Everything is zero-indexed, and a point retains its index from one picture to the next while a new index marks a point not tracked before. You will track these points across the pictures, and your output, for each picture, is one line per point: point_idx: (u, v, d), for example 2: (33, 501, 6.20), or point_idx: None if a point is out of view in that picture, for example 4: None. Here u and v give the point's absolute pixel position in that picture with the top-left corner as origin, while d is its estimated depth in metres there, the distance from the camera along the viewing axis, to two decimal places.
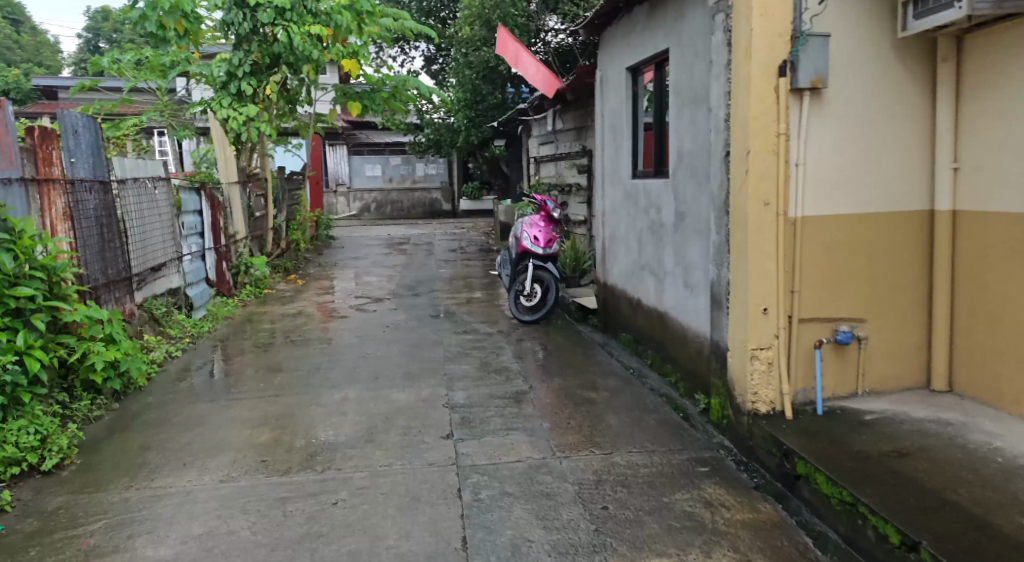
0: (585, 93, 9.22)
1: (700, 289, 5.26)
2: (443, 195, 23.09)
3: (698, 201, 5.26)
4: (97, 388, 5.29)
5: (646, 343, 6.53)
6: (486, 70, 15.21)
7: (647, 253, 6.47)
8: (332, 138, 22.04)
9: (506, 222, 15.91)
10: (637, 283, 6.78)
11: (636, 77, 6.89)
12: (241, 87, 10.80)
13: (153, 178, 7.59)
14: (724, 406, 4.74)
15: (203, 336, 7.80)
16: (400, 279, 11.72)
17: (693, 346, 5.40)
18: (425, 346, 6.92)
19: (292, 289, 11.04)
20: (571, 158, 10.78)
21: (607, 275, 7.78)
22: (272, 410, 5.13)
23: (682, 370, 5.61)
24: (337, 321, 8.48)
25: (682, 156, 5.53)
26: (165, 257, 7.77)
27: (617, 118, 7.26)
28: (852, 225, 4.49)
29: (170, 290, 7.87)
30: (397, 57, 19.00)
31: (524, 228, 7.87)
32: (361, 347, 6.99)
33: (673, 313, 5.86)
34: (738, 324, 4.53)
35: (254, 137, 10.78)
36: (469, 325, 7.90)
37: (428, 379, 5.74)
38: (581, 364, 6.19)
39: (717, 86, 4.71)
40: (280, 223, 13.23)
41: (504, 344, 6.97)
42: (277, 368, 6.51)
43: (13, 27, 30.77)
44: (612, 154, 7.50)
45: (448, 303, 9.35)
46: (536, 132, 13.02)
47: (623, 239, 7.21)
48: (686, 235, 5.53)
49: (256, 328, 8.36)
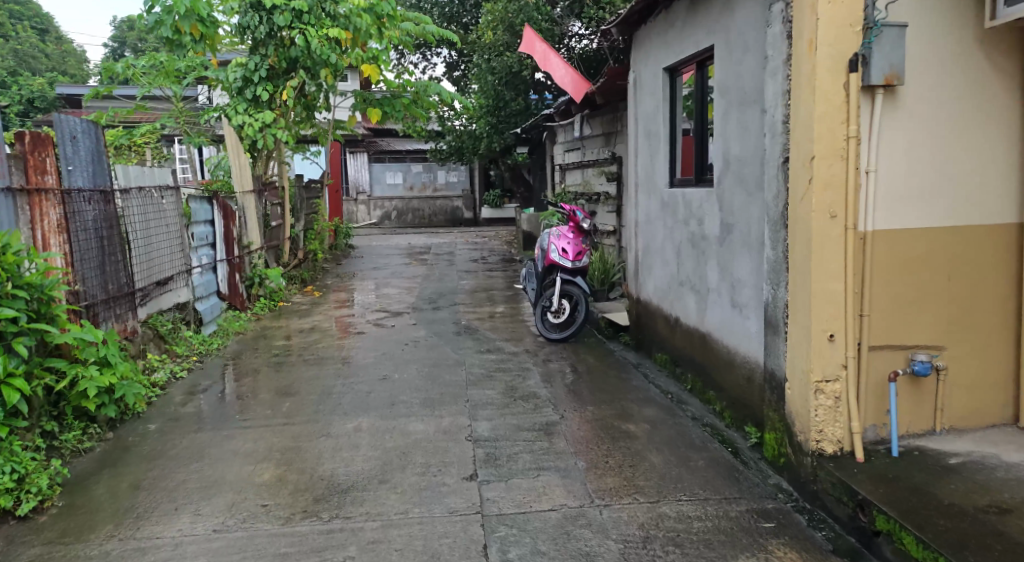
0: (616, 97, 8.73)
1: (751, 309, 4.75)
2: (464, 203, 22.64)
3: (748, 213, 4.76)
4: (90, 416, 4.87)
5: (686, 365, 6.06)
6: (509, 75, 14.76)
7: (687, 268, 5.97)
8: (352, 145, 21.71)
9: (529, 231, 15.45)
10: (675, 300, 6.28)
11: (673, 78, 6.40)
12: (257, 92, 10.41)
13: (161, 187, 7.17)
14: (782, 441, 4.24)
15: (212, 353, 7.38)
16: (420, 291, 11.28)
17: (742, 372, 4.89)
18: (446, 367, 6.45)
19: (308, 302, 10.64)
20: (600, 165, 10.29)
21: (640, 290, 7.29)
22: (278, 441, 4.69)
23: (729, 398, 5.11)
24: (354, 338, 8.03)
25: (728, 163, 5.04)
26: (172, 269, 7.35)
27: (652, 121, 6.77)
28: (930, 240, 3.97)
29: (178, 305, 7.45)
30: (419, 63, 18.63)
31: (552, 240, 7.39)
32: (378, 368, 6.54)
33: (718, 334, 5.36)
34: (799, 352, 4.01)
35: (269, 144, 10.38)
36: (493, 343, 7.42)
37: (450, 406, 5.27)
38: (615, 389, 5.70)
39: (773, 84, 4.21)
40: (297, 232, 12.84)
41: (531, 365, 6.49)
42: (287, 391, 6.07)
43: (40, 36, 30.76)
44: (646, 161, 7.00)
45: (470, 318, 8.88)
46: (562, 139, 12.56)
47: (659, 252, 6.72)
48: (733, 250, 5.02)
49: (268, 345, 7.93)
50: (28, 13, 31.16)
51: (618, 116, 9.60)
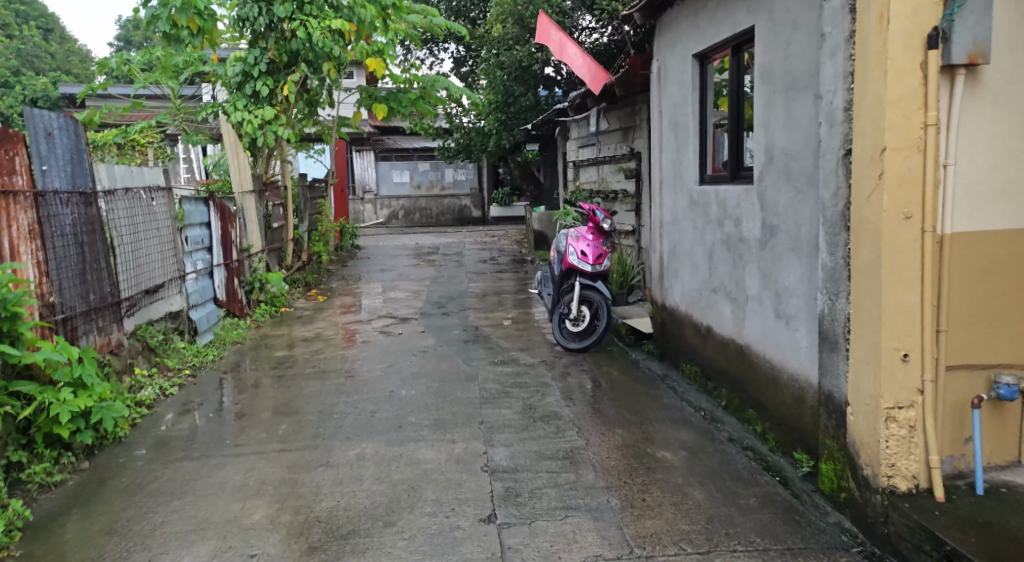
0: (636, 89, 8.21)
1: (801, 320, 4.27)
2: (473, 202, 22.16)
3: (799, 213, 4.27)
4: (63, 444, 4.40)
5: (720, 380, 5.57)
6: (518, 70, 14.23)
7: (722, 273, 5.48)
8: (358, 143, 21.24)
9: (541, 230, 14.94)
10: (707, 308, 5.78)
11: (704, 65, 5.90)
12: (257, 88, 9.91)
13: (150, 188, 6.65)
14: (842, 473, 3.74)
15: (206, 366, 6.88)
16: (428, 295, 10.78)
17: (791, 390, 4.40)
18: (457, 381, 5.95)
19: (312, 307, 10.16)
20: (617, 161, 9.76)
21: (665, 296, 6.79)
22: (272, 472, 4.21)
23: (774, 419, 4.61)
24: (359, 347, 7.55)
25: (773, 157, 4.55)
26: (164, 276, 6.82)
27: (679, 113, 6.26)
28: (1015, 244, 3.46)
29: (170, 314, 6.94)
30: (426, 59, 18.12)
31: (570, 242, 6.92)
32: (384, 382, 6.04)
33: (759, 347, 4.88)
34: (866, 373, 3.50)
35: (270, 142, 9.89)
36: (507, 352, 6.92)
37: (464, 429, 4.77)
38: (644, 406, 5.19)
39: (831, 67, 3.71)
40: (301, 233, 12.35)
41: (548, 380, 5.98)
42: (285, 409, 5.58)
43: (43, 36, 30.27)
44: (671, 157, 6.50)
45: (482, 324, 8.38)
46: (575, 135, 12.03)
47: (687, 255, 6.22)
48: (778, 255, 4.54)
49: (267, 355, 7.44)
50: (33, 14, 30.80)
51: (637, 109, 9.07)
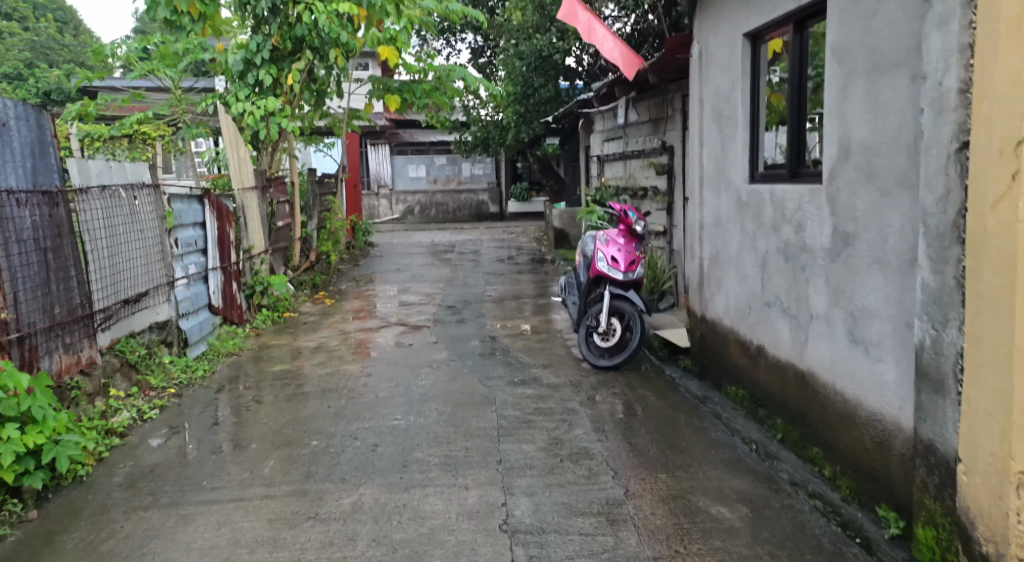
0: (671, 76, 7.48)
1: (887, 349, 3.57)
2: (490, 197, 21.44)
3: (886, 219, 3.55)
4: (8, 490, 3.77)
5: (774, 408, 4.89)
6: (539, 60, 13.54)
7: (777, 285, 4.76)
8: (373, 136, 20.60)
9: (562, 228, 14.23)
10: (759, 324, 5.07)
11: (756, 46, 5.15)
12: (260, 76, 9.23)
13: (132, 184, 5.95)
14: (948, 543, 3.09)
15: (195, 383, 6.19)
16: (442, 299, 10.10)
17: (873, 431, 3.72)
18: (472, 405, 5.27)
19: (318, 312, 9.52)
20: (646, 156, 9.03)
21: (705, 308, 6.07)
22: (250, 528, 3.56)
23: (849, 464, 3.92)
24: (366, 360, 6.90)
25: (850, 152, 3.81)
26: (148, 283, 6.13)
27: (724, 102, 5.53)
28: None
29: (156, 325, 6.26)
30: (442, 49, 17.44)
31: (600, 247, 6.21)
32: (390, 405, 5.36)
33: (825, 376, 4.16)
34: (989, 423, 2.88)
35: (273, 135, 9.23)
36: (528, 370, 6.20)
37: (480, 472, 4.08)
38: (687, 440, 4.50)
39: (938, 39, 3.04)
40: (309, 232, 11.71)
41: (575, 404, 5.26)
42: (274, 435, 4.91)
43: (61, 27, 29.80)
44: (714, 151, 5.76)
45: (500, 334, 7.67)
46: (600, 128, 11.31)
47: (733, 263, 5.50)
48: (854, 268, 3.82)
49: (264, 369, 6.76)
50: (51, 5, 30.33)
51: (670, 99, 8.33)
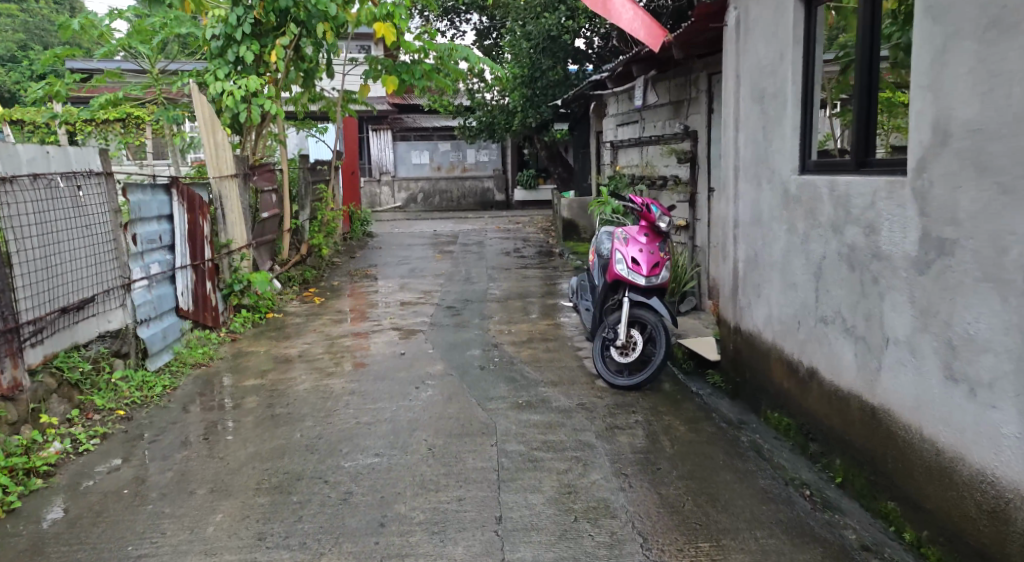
0: (699, 51, 6.60)
1: (1009, 392, 2.81)
2: (496, 184, 20.60)
3: (1008, 225, 2.79)
4: None
5: (827, 444, 4.08)
6: (546, 41, 12.80)
7: (837, 298, 3.91)
8: (374, 121, 19.74)
9: (570, 219, 13.37)
10: (810, 342, 4.24)
11: (810, 8, 4.30)
12: (240, 53, 8.33)
13: (71, 174, 5.12)
14: None
15: (151, 402, 5.38)
16: (441, 297, 9.28)
17: (980, 496, 2.96)
18: (469, 435, 4.47)
19: (306, 311, 8.72)
20: (666, 142, 8.17)
21: (741, 318, 5.23)
22: None
23: (941, 530, 3.14)
24: (351, 371, 6.10)
25: (950, 136, 2.99)
26: (96, 287, 5.32)
27: (767, 77, 4.66)
28: None
29: (108, 335, 5.45)
30: (446, 30, 16.56)
31: (618, 247, 5.41)
32: (371, 435, 4.54)
33: (906, 416, 3.36)
34: None
35: (255, 117, 8.39)
36: (535, 388, 5.36)
37: (472, 537, 3.34)
38: (731, 489, 3.72)
39: None
40: (302, 222, 10.90)
41: (590, 435, 4.46)
42: (229, 474, 4.09)
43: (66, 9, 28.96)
44: (753, 136, 4.90)
45: (504, 340, 6.84)
46: (613, 111, 10.43)
47: (778, 267, 4.65)
48: (954, 283, 3.03)
49: (236, 383, 5.92)
50: None
51: (693, 78, 7.48)
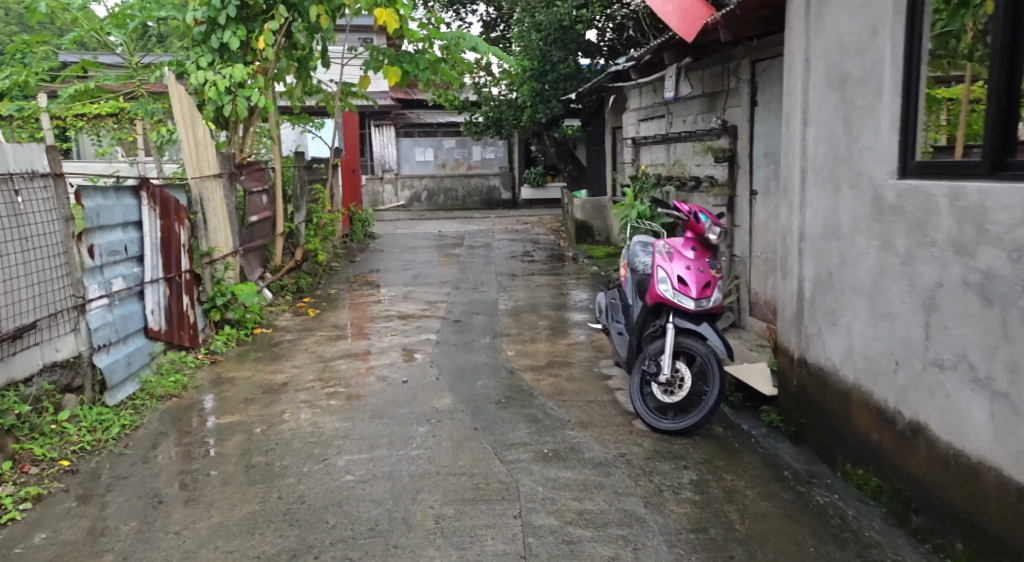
0: (747, 33, 5.72)
1: None
2: (502, 182, 19.76)
3: None
4: None
5: (941, 522, 3.26)
6: (557, 31, 11.97)
7: (965, 340, 3.08)
8: (377, 117, 18.85)
9: (584, 220, 12.50)
10: (915, 391, 3.37)
11: None
12: (224, 38, 7.45)
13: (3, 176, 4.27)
14: None
15: (105, 444, 4.54)
16: (447, 309, 8.43)
17: None
18: (483, 502, 3.61)
19: (298, 325, 7.87)
20: (700, 138, 7.30)
21: (807, 350, 4.23)
22: None
23: None
24: (342, 405, 5.25)
25: None
26: (39, 310, 4.46)
27: (853, 58, 3.78)
28: None
29: (56, 366, 4.60)
30: (451, 21, 15.70)
31: (661, 263, 4.54)
32: (365, 499, 3.69)
33: None
34: None
35: (242, 111, 7.50)
36: (562, 432, 4.51)
37: None
38: None
39: None
40: (296, 224, 10.07)
41: (637, 500, 3.62)
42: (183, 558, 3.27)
43: None
44: (827, 129, 3.98)
45: (521, 365, 5.98)
46: (635, 105, 9.57)
47: (861, 292, 3.74)
48: None
49: (212, 420, 5.05)
50: None
51: (734, 66, 6.61)
